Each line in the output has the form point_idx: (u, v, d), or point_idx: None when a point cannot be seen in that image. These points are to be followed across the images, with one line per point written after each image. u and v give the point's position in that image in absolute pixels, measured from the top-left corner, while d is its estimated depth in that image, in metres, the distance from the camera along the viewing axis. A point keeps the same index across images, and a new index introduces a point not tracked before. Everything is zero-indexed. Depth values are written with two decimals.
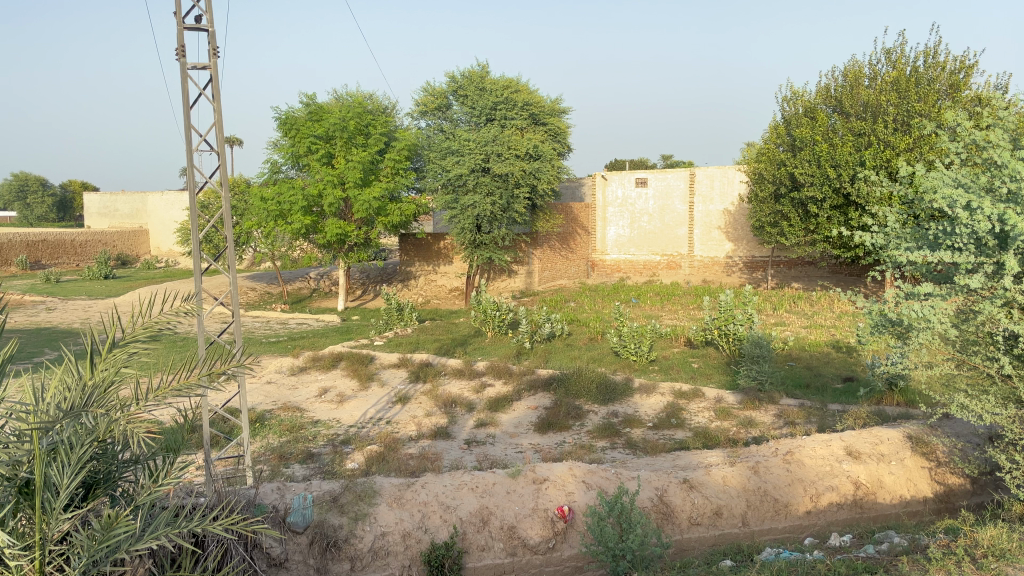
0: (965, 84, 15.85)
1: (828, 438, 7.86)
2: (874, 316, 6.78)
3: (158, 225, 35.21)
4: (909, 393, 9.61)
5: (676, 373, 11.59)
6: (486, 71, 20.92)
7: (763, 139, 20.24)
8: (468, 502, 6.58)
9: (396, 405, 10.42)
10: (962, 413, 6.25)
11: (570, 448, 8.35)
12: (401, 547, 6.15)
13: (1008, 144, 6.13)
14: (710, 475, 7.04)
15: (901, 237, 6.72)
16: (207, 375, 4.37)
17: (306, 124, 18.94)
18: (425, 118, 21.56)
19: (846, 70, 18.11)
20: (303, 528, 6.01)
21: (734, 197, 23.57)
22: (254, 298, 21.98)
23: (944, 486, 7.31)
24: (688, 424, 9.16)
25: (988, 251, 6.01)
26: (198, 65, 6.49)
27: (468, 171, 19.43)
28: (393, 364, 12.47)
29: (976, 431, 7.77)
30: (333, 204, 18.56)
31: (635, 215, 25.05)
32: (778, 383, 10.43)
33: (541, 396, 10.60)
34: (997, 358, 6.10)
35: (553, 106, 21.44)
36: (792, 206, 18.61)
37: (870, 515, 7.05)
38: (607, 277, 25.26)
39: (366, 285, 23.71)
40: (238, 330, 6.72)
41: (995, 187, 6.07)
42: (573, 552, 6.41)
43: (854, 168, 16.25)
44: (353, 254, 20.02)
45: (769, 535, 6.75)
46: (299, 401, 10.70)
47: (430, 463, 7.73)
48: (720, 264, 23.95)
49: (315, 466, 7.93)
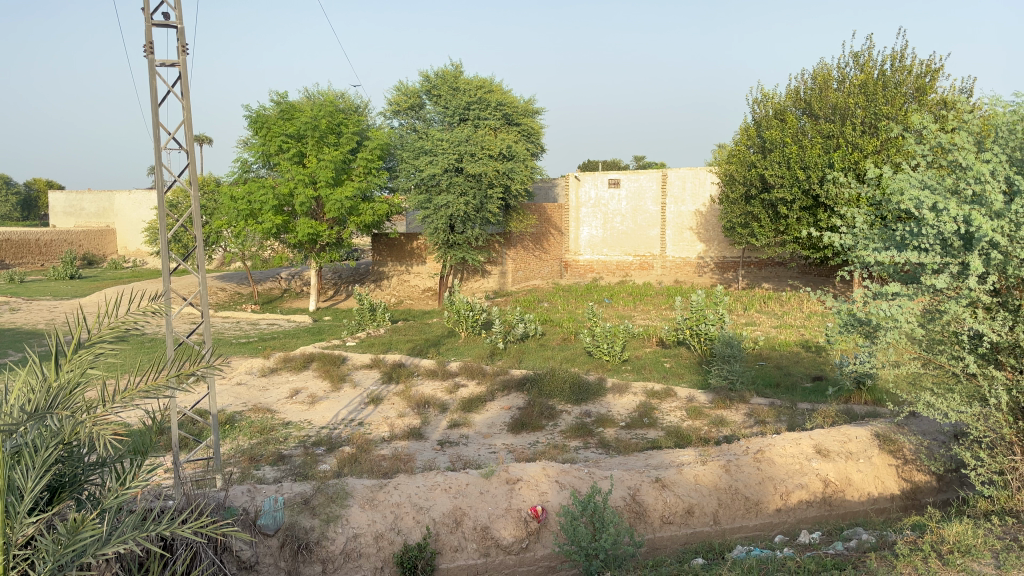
0: (931, 87, 16.14)
1: (798, 436, 7.94)
2: (842, 315, 6.83)
3: (124, 224, 34.68)
4: (876, 391, 9.74)
5: (648, 372, 11.66)
6: (460, 71, 20.82)
7: (734, 141, 20.44)
8: (441, 503, 6.55)
9: (368, 405, 10.36)
10: (929, 411, 6.38)
11: (543, 448, 8.35)
12: (373, 549, 6.11)
13: (972, 146, 6.24)
14: (682, 474, 7.10)
15: (869, 238, 6.79)
16: (175, 377, 4.30)
17: (277, 122, 18.62)
18: (398, 117, 21.53)
19: (816, 73, 18.39)
20: (274, 531, 5.95)
21: (705, 198, 23.80)
22: (224, 299, 21.72)
23: (911, 484, 7.40)
24: (661, 423, 9.22)
25: (954, 251, 6.10)
26: (166, 62, 6.39)
27: (441, 170, 19.33)
28: (365, 365, 12.36)
29: (942, 429, 7.90)
30: (304, 204, 18.38)
31: (609, 215, 25.17)
32: (749, 383, 10.50)
33: (514, 397, 10.58)
34: (962, 357, 6.28)
35: (527, 106, 21.37)
36: (762, 207, 18.82)
37: (839, 512, 7.14)
38: (581, 277, 25.40)
39: (338, 286, 23.54)
40: (207, 330, 6.51)
41: (960, 189, 6.17)
42: (546, 552, 6.43)
43: (824, 169, 16.48)
44: (324, 254, 19.80)
45: (740, 533, 6.82)
46: (270, 402, 10.58)
47: (403, 464, 7.70)
48: (692, 264, 24.18)
49: (286, 468, 7.85)
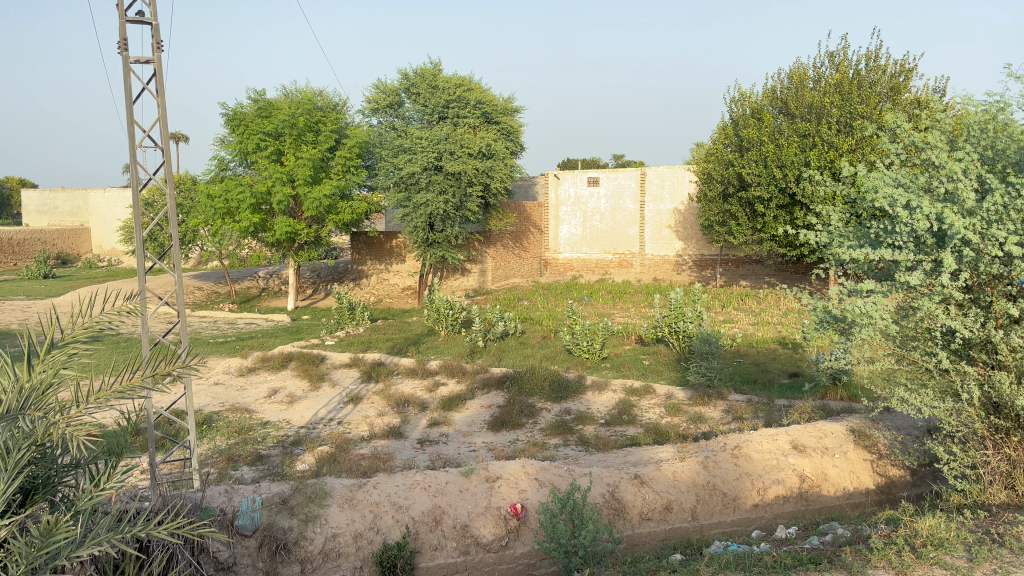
0: (905, 86, 16.35)
1: (775, 432, 8.00)
2: (818, 313, 6.91)
3: (99, 223, 34.27)
4: (852, 387, 9.85)
5: (628, 370, 11.72)
6: (439, 69, 20.78)
7: (712, 140, 20.57)
8: (421, 502, 6.53)
9: (348, 404, 10.32)
10: (902, 406, 6.47)
11: (523, 446, 8.37)
12: (352, 548, 6.09)
13: (945, 145, 6.32)
14: (661, 470, 7.14)
15: (844, 236, 6.87)
16: (151, 377, 4.25)
17: (254, 120, 18.47)
18: (376, 115, 21.45)
19: (792, 72, 18.56)
20: (252, 531, 5.92)
21: (683, 196, 23.95)
22: (201, 298, 21.50)
23: (886, 478, 7.49)
24: (640, 420, 9.27)
25: (927, 249, 6.17)
26: (141, 59, 6.31)
27: (420, 168, 19.27)
28: (344, 364, 12.30)
29: (916, 424, 8.01)
30: (282, 202, 18.22)
31: (588, 214, 25.24)
32: (726, 380, 10.58)
33: (494, 395, 10.59)
34: (935, 353, 6.38)
35: (506, 104, 21.38)
36: (740, 205, 18.95)
37: (816, 507, 7.21)
38: (560, 276, 25.48)
39: (316, 284, 23.39)
40: (184, 330, 6.44)
41: (933, 188, 6.25)
42: (526, 549, 6.43)
43: (800, 168, 16.64)
44: (302, 253, 19.66)
45: (718, 528, 6.87)
46: (248, 402, 10.51)
47: (382, 463, 7.68)
48: (671, 262, 24.32)
49: (264, 468, 7.80)
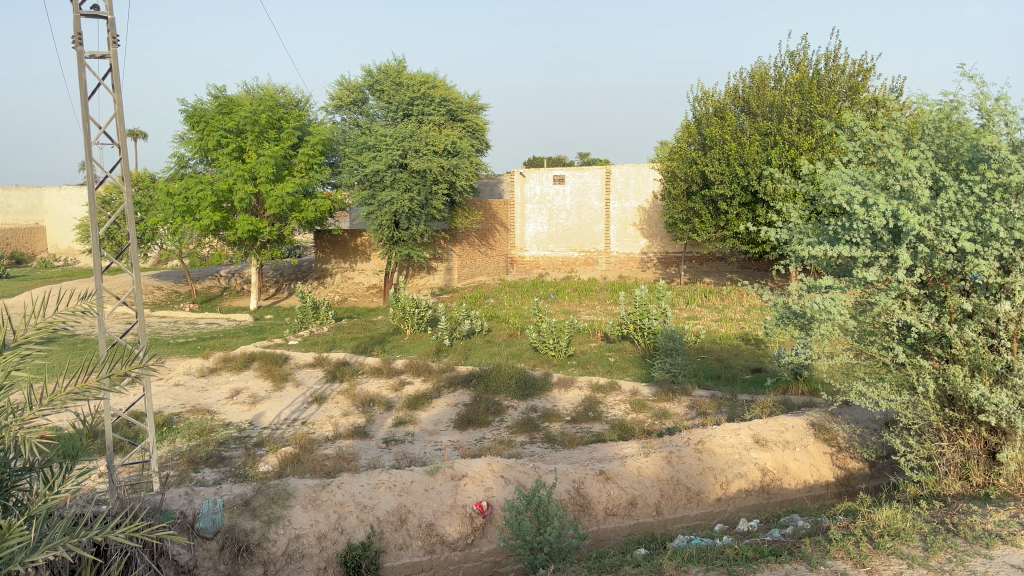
0: (863, 86, 16.66)
1: (737, 427, 8.10)
2: (779, 309, 7.01)
3: (55, 222, 33.60)
4: (813, 381, 10.02)
5: (593, 367, 11.77)
6: (403, 66, 20.69)
7: (676, 138, 20.74)
8: (385, 501, 6.49)
9: (312, 405, 10.22)
10: (860, 400, 6.59)
11: (489, 444, 8.36)
12: (316, 549, 6.03)
13: (901, 143, 6.43)
14: (625, 466, 7.19)
15: (804, 233, 6.97)
16: (108, 377, 4.14)
17: (215, 117, 18.20)
18: (340, 112, 21.31)
19: (753, 72, 18.79)
20: (213, 534, 5.83)
21: (648, 194, 24.14)
22: (161, 298, 21.13)
23: (844, 471, 7.62)
24: (605, 417, 9.32)
25: (884, 245, 6.29)
26: (96, 54, 6.18)
27: (385, 166, 19.16)
28: (308, 364, 12.18)
29: (873, 417, 8.17)
30: (243, 200, 17.96)
31: (554, 212, 25.29)
32: (690, 376, 10.68)
33: (460, 393, 10.56)
34: (891, 347, 6.52)
35: (471, 102, 21.35)
36: (703, 203, 19.16)
37: (777, 500, 7.31)
38: (527, 273, 25.55)
39: (280, 284, 23.11)
40: (143, 330, 6.31)
41: (889, 185, 6.36)
42: (492, 547, 6.43)
43: (762, 166, 16.88)
44: (265, 251, 19.41)
45: (682, 522, 6.94)
46: (209, 403, 10.34)
47: (347, 463, 7.62)
48: (636, 260, 24.51)
49: (226, 469, 7.69)
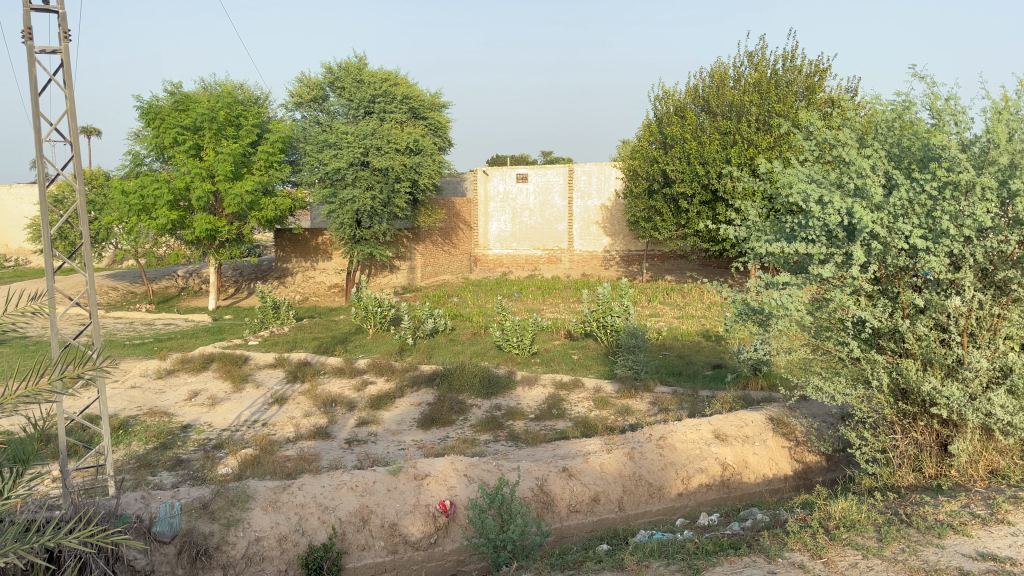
0: (819, 86, 16.98)
1: (697, 423, 8.18)
2: (738, 305, 7.12)
3: (5, 221, 32.66)
4: (771, 376, 10.18)
5: (557, 364, 11.81)
6: (364, 63, 20.53)
7: (637, 137, 20.89)
8: (347, 502, 6.44)
9: (272, 406, 10.08)
10: (817, 394, 6.71)
11: (453, 443, 8.33)
12: (277, 551, 5.96)
13: (856, 142, 6.55)
14: (588, 462, 7.23)
15: (761, 230, 7.08)
16: (59, 380, 4.01)
17: (171, 113, 17.87)
18: (300, 110, 21.14)
19: (713, 71, 19.01)
20: (170, 538, 5.71)
21: (610, 192, 24.33)
22: (116, 299, 20.68)
23: (802, 464, 7.75)
24: (569, 414, 9.36)
25: (839, 242, 6.41)
26: (47, 49, 6.02)
27: (346, 164, 19.01)
28: (268, 364, 12.03)
29: (830, 411, 8.33)
30: (201, 198, 17.66)
31: (517, 210, 25.32)
32: (653, 372, 10.78)
33: (424, 392, 10.52)
34: (846, 342, 6.66)
35: (433, 100, 21.26)
36: (665, 201, 19.35)
37: (737, 494, 7.41)
38: (491, 272, 25.50)
39: (239, 283, 22.78)
40: (97, 331, 6.14)
41: (844, 183, 6.48)
42: (455, 546, 6.42)
43: (721, 165, 17.10)
44: (224, 250, 19.11)
45: (644, 518, 7.00)
46: (167, 405, 10.15)
47: (308, 465, 7.54)
48: (599, 258, 24.69)
49: (184, 472, 7.56)
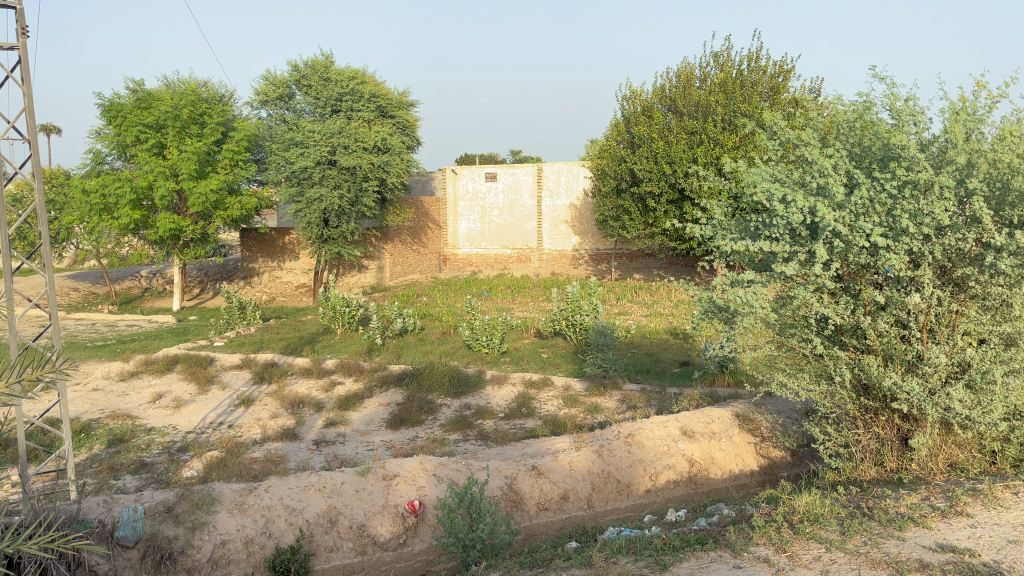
0: (783, 86, 17.23)
1: (665, 420, 8.26)
2: (704, 303, 7.20)
3: None
4: (737, 373, 10.31)
5: (527, 363, 11.83)
6: (331, 61, 20.35)
7: (606, 136, 21.00)
8: (315, 503, 6.39)
9: (239, 407, 9.97)
10: (782, 390, 6.81)
11: (423, 443, 8.31)
12: (243, 554, 5.90)
13: (818, 142, 6.65)
14: (557, 461, 7.26)
15: (727, 229, 7.16)
16: (17, 383, 3.88)
17: (133, 111, 17.59)
18: (265, 108, 20.93)
19: (680, 71, 19.17)
20: (134, 543, 5.64)
21: (579, 191, 24.46)
22: (77, 300, 20.26)
23: (768, 459, 7.87)
24: (538, 413, 9.38)
25: (802, 240, 6.51)
26: (4, 45, 5.88)
27: (313, 163, 18.84)
28: (234, 365, 11.88)
29: (794, 407, 8.47)
30: (164, 197, 17.41)
31: (486, 209, 25.31)
32: (621, 370, 10.85)
33: (393, 393, 10.47)
34: (810, 339, 6.77)
35: (401, 98, 21.19)
36: (633, 200, 19.47)
37: (704, 490, 7.49)
38: (460, 271, 25.41)
39: (204, 284, 22.46)
40: (57, 333, 5.99)
41: (806, 182, 6.58)
42: (424, 546, 6.40)
43: (688, 164, 17.28)
44: (188, 250, 18.84)
45: (612, 515, 7.04)
46: (130, 408, 9.98)
47: (275, 467, 7.47)
48: (568, 257, 24.81)
49: (148, 475, 7.45)
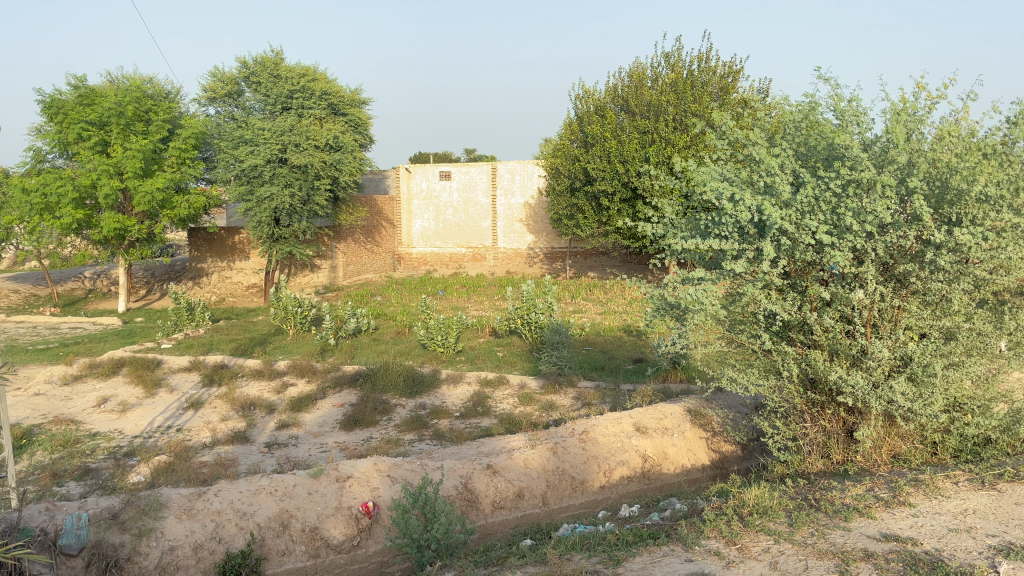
0: (733, 87, 17.53)
1: (619, 416, 8.34)
2: (656, 300, 7.30)
3: None
4: (689, 369, 10.46)
5: (482, 362, 11.83)
6: (280, 57, 20.02)
7: (559, 135, 21.11)
8: (266, 507, 6.29)
9: (187, 411, 9.77)
10: (732, 385, 6.92)
11: (377, 444, 8.25)
12: (192, 560, 5.79)
13: (764, 142, 6.77)
14: (512, 459, 7.28)
15: (677, 227, 7.24)
16: None
17: (75, 108, 17.09)
18: (213, 105, 20.69)
19: (631, 71, 19.35)
20: (78, 551, 5.43)
21: (533, 190, 24.55)
22: (17, 303, 19.61)
23: (719, 453, 8.01)
24: (494, 411, 9.39)
25: (750, 238, 6.61)
26: None
27: (263, 161, 18.54)
28: (183, 368, 11.64)
29: (744, 402, 8.63)
30: (109, 196, 16.98)
31: (440, 208, 25.23)
32: (576, 367, 10.91)
33: (346, 393, 10.38)
34: (758, 335, 6.89)
35: (355, 96, 21.45)
36: (586, 199, 19.61)
37: (657, 485, 7.58)
38: (415, 270, 25.33)
39: (151, 284, 21.93)
40: None
41: (754, 181, 6.68)
42: (378, 547, 6.35)
43: (640, 164, 17.47)
44: (134, 250, 18.39)
45: (567, 512, 7.08)
46: (74, 413, 9.70)
47: (225, 470, 7.34)
48: (523, 256, 24.88)
49: (93, 482, 7.25)
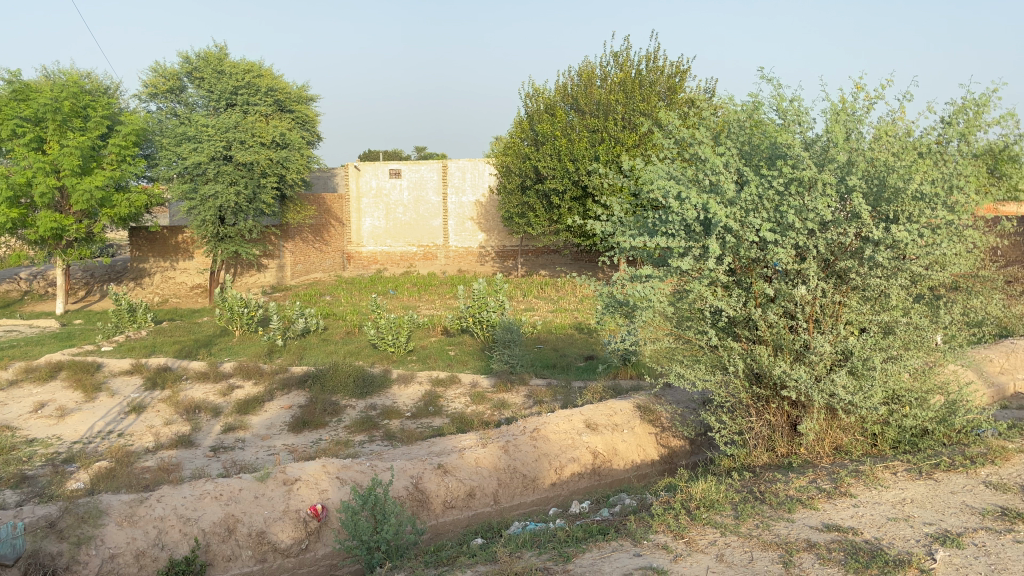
0: (680, 87, 17.80)
1: (569, 413, 8.39)
2: (605, 297, 7.37)
3: None
4: (638, 366, 10.57)
5: (433, 361, 11.78)
6: (224, 53, 19.61)
7: (510, 133, 21.13)
8: (211, 512, 6.16)
9: (129, 415, 9.51)
10: (680, 380, 7.01)
11: (326, 446, 8.15)
12: (134, 568, 5.63)
13: (710, 141, 6.86)
14: (463, 458, 7.26)
15: (625, 225, 7.31)
16: None
17: (8, 104, 16.54)
18: (154, 101, 20.10)
19: (581, 70, 19.47)
20: (14, 560, 5.28)
21: (484, 188, 24.54)
22: None
23: (668, 448, 8.11)
24: (445, 411, 9.36)
25: (696, 236, 6.68)
26: None
27: (207, 158, 18.16)
28: (124, 371, 11.32)
29: (692, 397, 8.76)
30: (45, 194, 16.46)
31: (391, 206, 25.04)
32: (527, 365, 10.94)
33: (295, 395, 10.23)
34: (705, 331, 6.99)
35: (300, 93, 20.84)
36: (537, 197, 19.67)
37: (607, 481, 7.64)
38: (365, 269, 25.08)
39: (91, 285, 21.29)
40: None
41: (700, 179, 6.76)
42: (328, 550, 6.27)
43: (590, 163, 17.60)
44: (73, 250, 17.84)
45: (518, 509, 7.10)
46: (9, 419, 9.36)
47: (168, 476, 7.16)
48: (474, 254, 24.85)
49: (29, 490, 7.01)
